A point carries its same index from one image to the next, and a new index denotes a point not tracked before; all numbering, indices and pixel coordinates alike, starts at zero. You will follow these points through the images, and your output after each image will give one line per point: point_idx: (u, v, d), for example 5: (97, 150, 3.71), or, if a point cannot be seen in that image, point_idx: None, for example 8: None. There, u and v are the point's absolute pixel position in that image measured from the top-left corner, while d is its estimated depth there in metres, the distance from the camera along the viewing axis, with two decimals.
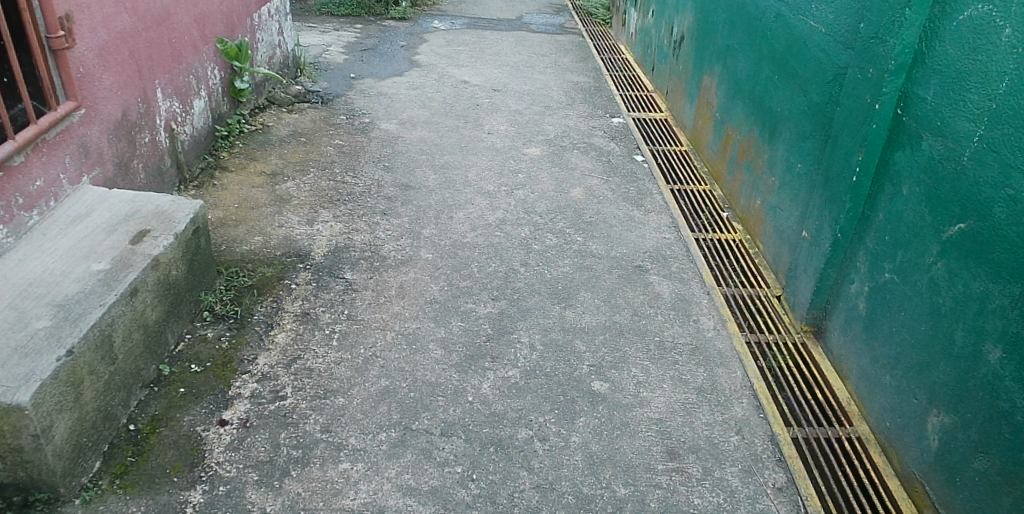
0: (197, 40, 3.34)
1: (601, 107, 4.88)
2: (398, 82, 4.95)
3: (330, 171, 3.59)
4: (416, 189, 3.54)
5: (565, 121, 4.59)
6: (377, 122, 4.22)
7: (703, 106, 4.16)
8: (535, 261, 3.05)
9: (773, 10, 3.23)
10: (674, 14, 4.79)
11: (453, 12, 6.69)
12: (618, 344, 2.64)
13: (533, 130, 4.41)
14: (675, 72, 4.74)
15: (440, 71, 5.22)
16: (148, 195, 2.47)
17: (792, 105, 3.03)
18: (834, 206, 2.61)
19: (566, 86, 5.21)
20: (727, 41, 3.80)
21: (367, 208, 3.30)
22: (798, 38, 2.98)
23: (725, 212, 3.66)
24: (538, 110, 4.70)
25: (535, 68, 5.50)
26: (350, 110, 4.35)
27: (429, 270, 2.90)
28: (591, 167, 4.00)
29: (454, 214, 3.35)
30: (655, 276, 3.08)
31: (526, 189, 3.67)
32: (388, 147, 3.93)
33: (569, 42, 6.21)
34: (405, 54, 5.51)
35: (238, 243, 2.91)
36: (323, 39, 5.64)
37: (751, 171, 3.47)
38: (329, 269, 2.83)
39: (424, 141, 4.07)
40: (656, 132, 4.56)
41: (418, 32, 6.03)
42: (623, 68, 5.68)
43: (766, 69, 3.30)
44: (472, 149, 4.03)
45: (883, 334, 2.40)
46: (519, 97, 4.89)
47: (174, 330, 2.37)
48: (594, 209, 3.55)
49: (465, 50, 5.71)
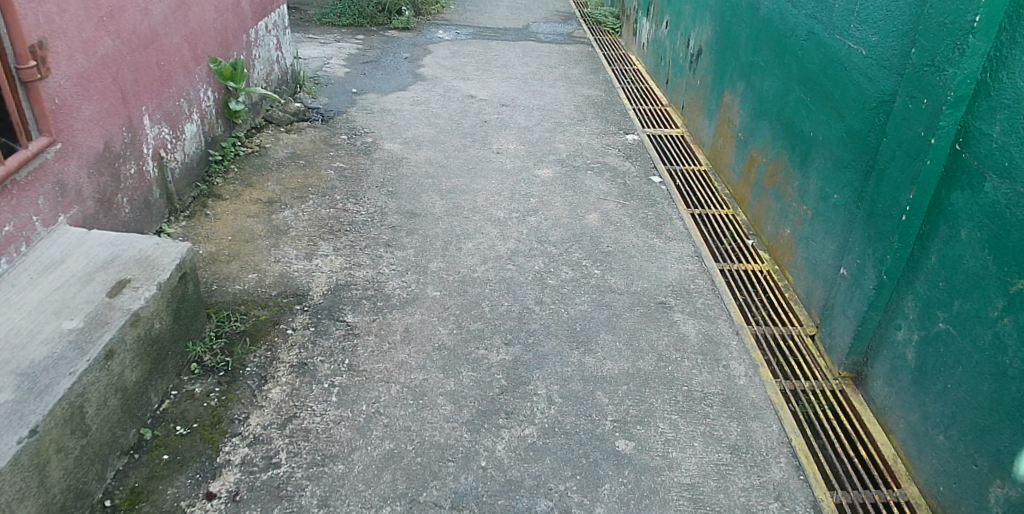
0: (188, 61, 3.13)
1: (615, 123, 4.66)
2: (402, 97, 4.74)
3: (330, 198, 3.38)
4: (422, 216, 3.32)
5: (577, 138, 4.38)
6: (380, 142, 4.02)
7: (724, 124, 3.94)
8: (550, 299, 2.83)
9: (804, 28, 3.01)
10: (691, 26, 4.56)
11: (458, 22, 6.49)
12: (642, 395, 2.42)
13: (544, 148, 4.20)
14: (692, 87, 4.52)
15: (446, 85, 5.01)
16: (130, 237, 2.27)
17: (829, 129, 2.81)
18: (878, 245, 2.39)
19: (577, 99, 5.00)
20: (751, 57, 3.58)
21: (369, 240, 3.09)
22: (835, 59, 2.75)
23: (751, 239, 3.44)
24: (548, 127, 4.49)
25: (544, 81, 5.29)
26: (352, 129, 4.15)
27: (436, 310, 2.69)
28: (607, 189, 3.78)
29: (463, 245, 3.14)
30: (680, 315, 2.86)
31: (539, 214, 3.46)
32: (392, 169, 3.72)
33: (578, 52, 5.99)
34: (409, 67, 5.31)
35: (231, 282, 2.71)
36: (324, 52, 5.44)
37: (779, 197, 3.26)
38: (329, 310, 2.62)
39: (429, 162, 3.85)
40: (673, 150, 4.35)
41: (422, 43, 5.83)
42: (635, 80, 5.47)
43: (797, 89, 3.07)
44: (481, 172, 3.82)
45: (936, 389, 2.17)
46: (529, 112, 4.68)
47: (157, 387, 2.16)
48: (612, 238, 3.34)
49: (471, 61, 5.51)
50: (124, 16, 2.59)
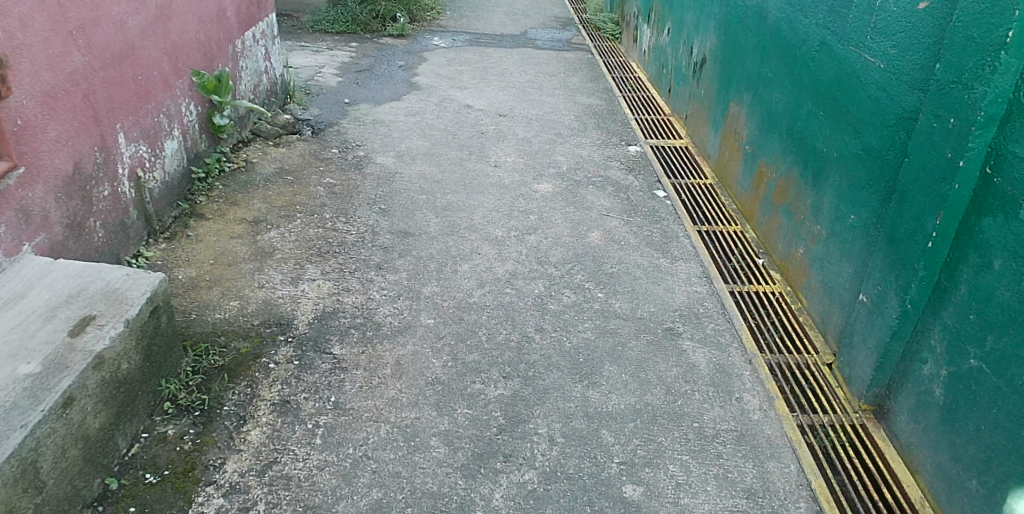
0: (169, 75, 2.97)
1: (616, 134, 4.50)
2: (396, 107, 4.59)
3: (319, 217, 3.21)
4: (416, 236, 3.16)
5: (577, 150, 4.22)
6: (373, 155, 3.86)
7: (730, 136, 3.79)
8: (551, 326, 2.67)
9: (814, 38, 2.87)
10: (693, 34, 4.41)
11: (455, 28, 6.34)
12: (651, 433, 2.26)
13: (544, 161, 4.04)
14: (696, 97, 4.36)
15: (442, 95, 4.86)
16: (99, 268, 2.11)
17: (845, 146, 2.66)
18: (901, 272, 2.24)
19: (577, 109, 4.84)
20: (758, 68, 3.42)
21: (359, 262, 2.93)
22: (851, 72, 2.61)
23: (761, 258, 3.28)
24: (548, 138, 4.33)
25: (543, 90, 5.14)
26: (343, 142, 3.99)
27: (430, 340, 2.52)
28: (609, 205, 3.62)
29: (459, 267, 2.97)
30: (689, 342, 2.69)
31: (538, 233, 3.30)
32: (385, 185, 3.56)
33: (578, 60, 5.84)
34: (404, 75, 5.16)
35: (210, 310, 2.54)
36: (317, 61, 5.28)
37: (790, 214, 3.10)
38: (315, 341, 2.45)
39: (424, 177, 3.70)
40: (677, 162, 4.19)
41: (417, 51, 5.68)
42: (637, 88, 5.32)
43: (809, 102, 2.92)
44: (478, 187, 3.66)
45: (968, 430, 2.01)
46: (527, 123, 4.52)
47: (126, 430, 2.00)
48: (616, 258, 3.17)
49: (467, 70, 5.36)
50: (96, 29, 2.43)
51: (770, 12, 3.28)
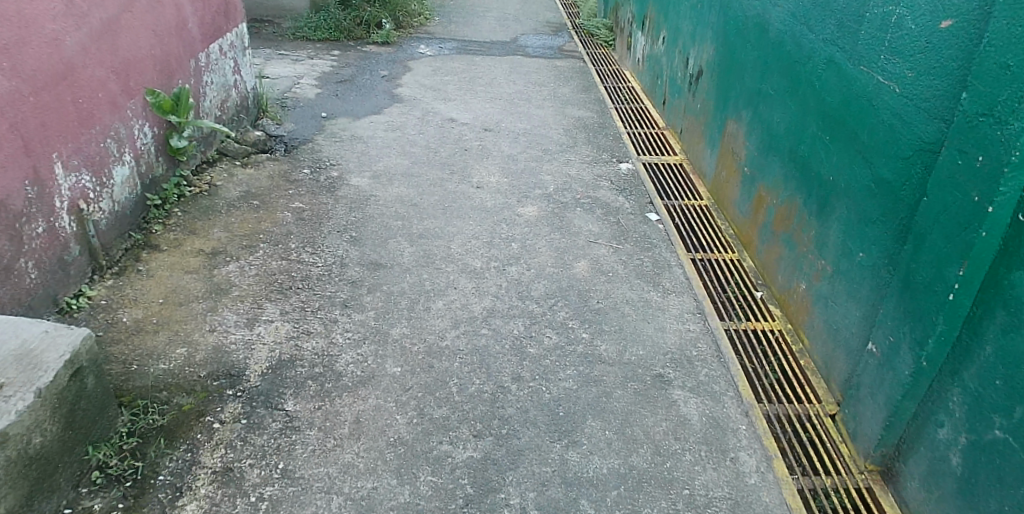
0: (118, 95, 2.74)
1: (608, 150, 4.27)
2: (375, 122, 4.38)
3: (283, 247, 2.99)
4: (387, 268, 2.93)
5: (566, 168, 3.98)
6: (347, 176, 3.63)
7: (727, 155, 3.55)
8: (530, 374, 2.44)
9: (820, 55, 2.63)
10: (689, 44, 4.17)
11: (442, 35, 6.11)
12: (636, 503, 2.03)
13: (530, 181, 3.80)
14: (692, 110, 4.12)
15: (425, 108, 4.63)
16: (15, 325, 1.90)
17: (854, 176, 2.43)
18: (918, 324, 2.01)
19: (567, 122, 4.61)
20: (758, 83, 3.18)
21: (323, 299, 2.71)
22: (862, 95, 2.37)
23: (759, 291, 3.05)
24: (534, 155, 4.09)
25: (532, 101, 4.90)
26: (317, 160, 3.77)
27: (394, 392, 2.29)
28: (598, 230, 3.38)
29: (432, 304, 2.75)
30: (681, 392, 2.46)
31: (520, 263, 3.06)
32: (358, 210, 3.33)
33: (569, 69, 5.61)
34: (386, 86, 4.94)
35: (154, 360, 2.32)
36: (296, 71, 5.07)
37: (791, 245, 2.87)
38: (267, 395, 2.23)
39: (400, 200, 3.46)
40: (670, 181, 3.96)
41: (402, 59, 5.47)
42: (630, 99, 5.09)
43: (814, 125, 2.69)
44: (457, 210, 3.43)
45: (990, 509, 1.79)
46: (513, 138, 4.29)
47: (41, 510, 1.77)
48: (603, 291, 2.94)
49: (453, 80, 5.13)
50: (24, 50, 2.21)
51: (772, 25, 3.04)
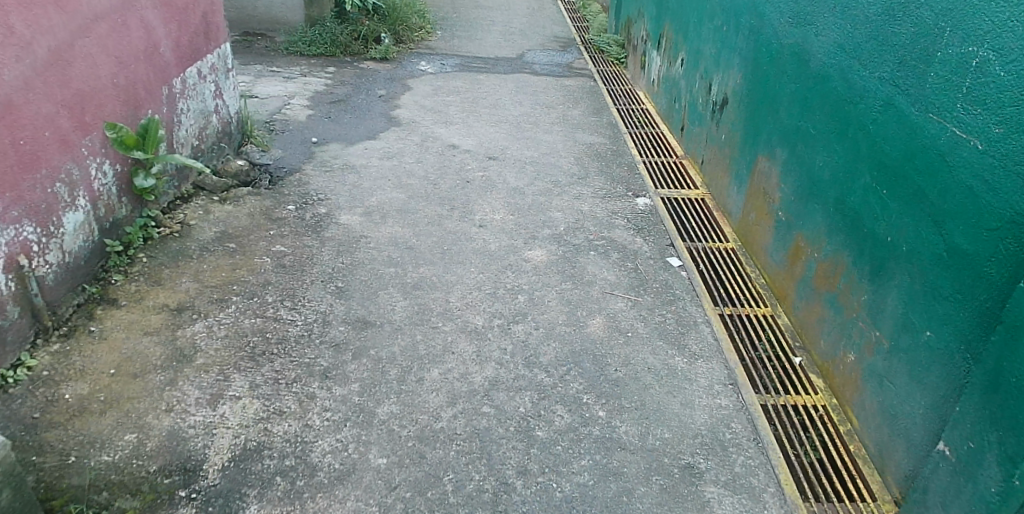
0: (70, 132, 2.41)
1: (622, 182, 3.92)
2: (370, 148, 4.05)
3: (259, 300, 2.65)
4: (376, 326, 2.59)
5: (577, 204, 3.64)
6: (336, 213, 3.29)
7: (758, 195, 3.22)
8: (539, 467, 2.09)
9: (877, 96, 2.29)
10: (712, 68, 3.82)
11: (445, 51, 5.79)
12: None
13: (538, 219, 3.45)
14: (715, 141, 3.78)
15: (424, 132, 4.30)
16: None
17: (919, 239, 2.09)
18: (1010, 433, 1.67)
19: (578, 149, 4.27)
20: (796, 120, 2.84)
21: (301, 367, 2.36)
22: (929, 146, 2.03)
23: (797, 355, 2.70)
24: (543, 188, 3.75)
25: (540, 125, 4.56)
26: (304, 194, 3.42)
27: (378, 492, 1.94)
28: (614, 279, 3.03)
29: (425, 373, 2.39)
30: (714, 488, 2.10)
31: (527, 320, 2.71)
32: (346, 254, 2.99)
33: (578, 89, 5.27)
34: (383, 108, 4.62)
35: (96, 450, 1.99)
36: (287, 90, 4.76)
37: (837, 308, 2.53)
38: (226, 499, 1.88)
39: (393, 242, 3.12)
40: (692, 218, 3.61)
41: (401, 77, 5.15)
42: (644, 123, 4.75)
43: (869, 174, 2.34)
44: (457, 254, 3.08)
45: None
46: (520, 168, 3.95)
47: None
48: (621, 356, 2.58)
49: (456, 101, 4.80)
50: None
51: (813, 56, 2.70)
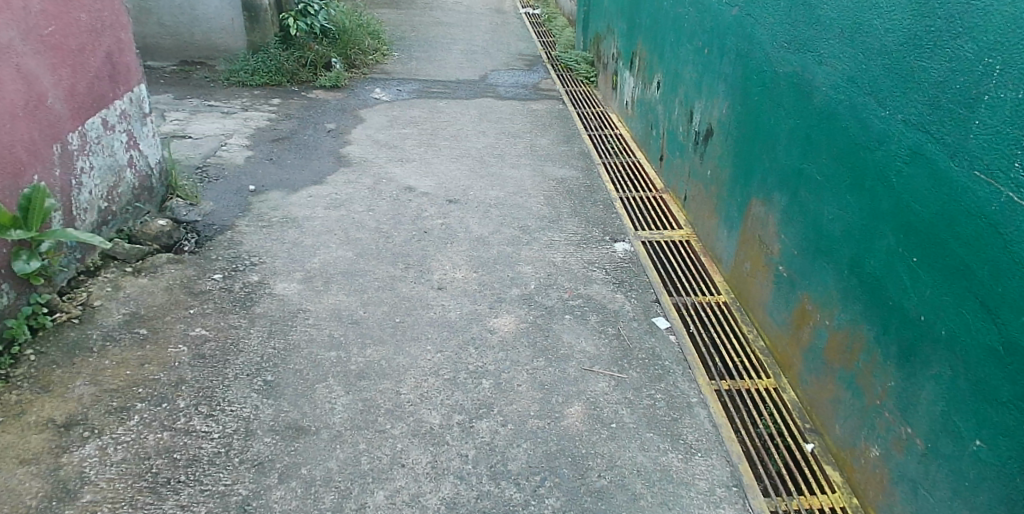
0: None
1: (598, 224, 3.52)
2: (316, 194, 3.61)
3: (168, 406, 2.20)
4: (311, 433, 2.15)
5: (548, 253, 3.23)
6: (271, 280, 2.85)
7: (752, 243, 2.84)
8: None
9: (902, 143, 1.92)
10: (693, 94, 3.44)
11: (402, 76, 5.36)
12: None
13: (505, 275, 3.04)
14: (699, 176, 3.39)
15: (377, 173, 3.87)
16: None
17: (961, 323, 1.72)
18: None
19: (548, 186, 3.87)
20: (797, 162, 2.47)
21: (213, 500, 1.92)
22: (976, 212, 1.67)
23: (809, 440, 2.32)
24: (510, 237, 3.34)
25: (506, 159, 4.16)
26: (235, 258, 2.98)
27: None
28: (594, 350, 2.63)
29: (368, 498, 1.96)
30: None
31: (493, 412, 2.29)
32: (280, 334, 2.56)
33: (547, 114, 4.88)
34: (333, 144, 4.19)
35: None
36: (225, 128, 4.31)
37: (854, 389, 2.16)
38: None
39: (336, 316, 2.68)
40: (678, 266, 3.22)
41: (353, 108, 4.73)
42: (619, 150, 4.36)
43: (893, 235, 1.97)
44: (411, 327, 2.66)
45: None
46: (484, 213, 3.53)
47: None
48: (605, 455, 2.18)
49: (413, 133, 4.39)
50: None
51: (816, 88, 2.32)
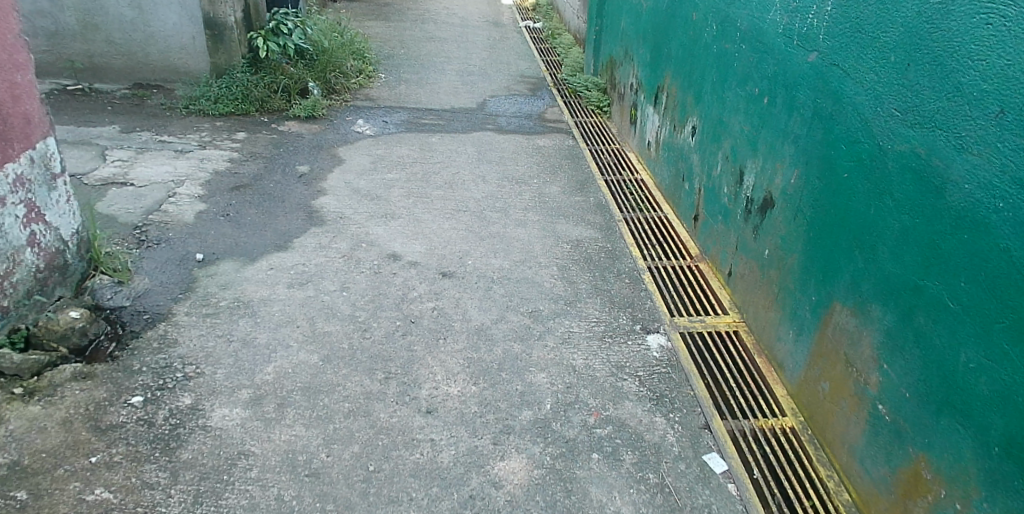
0: None
1: (625, 308, 2.87)
2: (278, 265, 2.94)
3: None
4: None
5: (566, 353, 2.57)
6: (209, 404, 2.19)
7: (833, 359, 2.19)
8: None
9: None
10: (745, 151, 2.83)
11: (389, 104, 4.70)
12: None
13: (513, 389, 2.38)
14: (750, 253, 2.76)
15: (356, 234, 3.21)
16: None
17: None
18: None
19: (561, 251, 3.22)
20: (911, 275, 1.84)
21: None
22: None
23: None
24: (517, 327, 2.68)
25: (510, 214, 3.50)
26: (164, 368, 2.31)
27: None
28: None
29: None
30: None
31: None
32: (211, 496, 1.89)
33: (555, 152, 4.23)
34: (304, 193, 3.52)
35: None
36: (176, 172, 3.63)
37: None
38: None
39: (290, 463, 2.01)
40: (726, 370, 2.56)
41: (330, 144, 4.07)
42: (641, 201, 3.72)
43: None
44: (389, 481, 1.99)
45: None
46: (485, 292, 2.88)
47: None
48: None
49: (400, 178, 3.73)
50: None
51: (951, 182, 1.71)
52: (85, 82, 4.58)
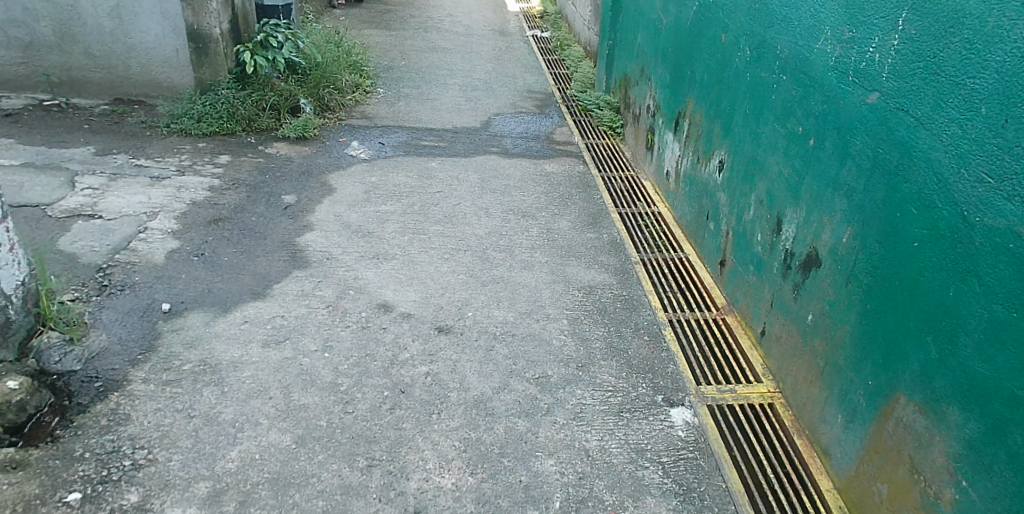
0: None
1: (645, 373, 2.52)
2: (254, 318, 2.61)
3: None
4: None
5: (577, 432, 2.24)
6: (157, 503, 1.87)
7: (894, 460, 1.85)
8: None
9: None
10: (783, 196, 2.48)
11: (387, 123, 4.38)
12: None
13: (515, 481, 2.04)
14: (788, 315, 2.42)
15: (343, 279, 2.88)
16: None
17: None
18: None
19: (571, 300, 2.89)
20: (1006, 380, 1.51)
21: None
22: None
23: None
24: (521, 398, 2.35)
25: (515, 254, 3.17)
26: (109, 456, 1.99)
27: None
28: None
29: None
30: None
31: None
32: None
33: (566, 180, 3.89)
34: (289, 228, 3.20)
35: None
36: (150, 202, 3.31)
37: None
38: None
39: None
40: (762, 454, 2.22)
41: (321, 169, 3.74)
42: (660, 239, 3.37)
43: None
44: None
45: None
46: (485, 352, 2.54)
47: None
48: None
49: (395, 211, 3.40)
50: None
51: None
52: (62, 96, 4.26)
